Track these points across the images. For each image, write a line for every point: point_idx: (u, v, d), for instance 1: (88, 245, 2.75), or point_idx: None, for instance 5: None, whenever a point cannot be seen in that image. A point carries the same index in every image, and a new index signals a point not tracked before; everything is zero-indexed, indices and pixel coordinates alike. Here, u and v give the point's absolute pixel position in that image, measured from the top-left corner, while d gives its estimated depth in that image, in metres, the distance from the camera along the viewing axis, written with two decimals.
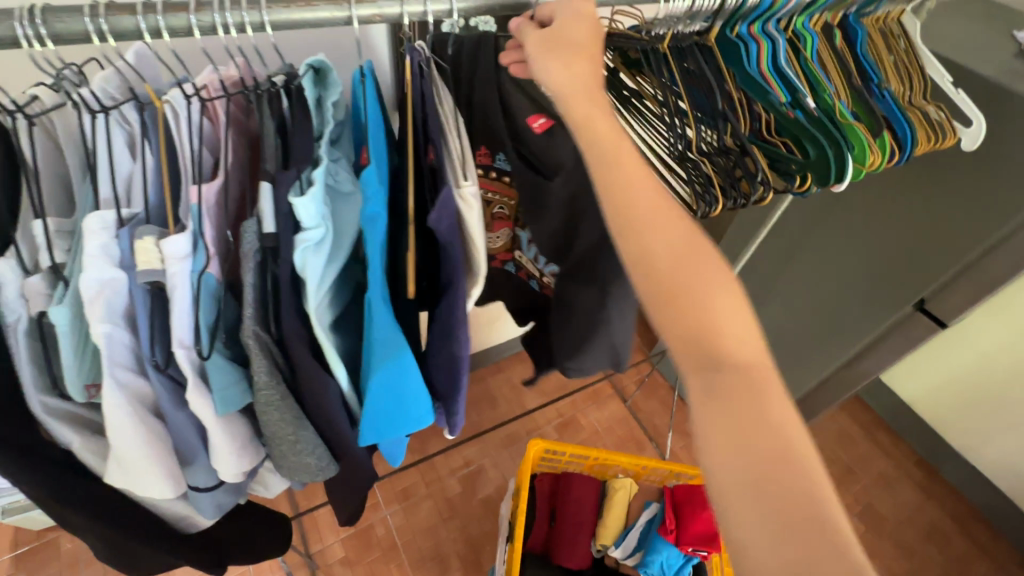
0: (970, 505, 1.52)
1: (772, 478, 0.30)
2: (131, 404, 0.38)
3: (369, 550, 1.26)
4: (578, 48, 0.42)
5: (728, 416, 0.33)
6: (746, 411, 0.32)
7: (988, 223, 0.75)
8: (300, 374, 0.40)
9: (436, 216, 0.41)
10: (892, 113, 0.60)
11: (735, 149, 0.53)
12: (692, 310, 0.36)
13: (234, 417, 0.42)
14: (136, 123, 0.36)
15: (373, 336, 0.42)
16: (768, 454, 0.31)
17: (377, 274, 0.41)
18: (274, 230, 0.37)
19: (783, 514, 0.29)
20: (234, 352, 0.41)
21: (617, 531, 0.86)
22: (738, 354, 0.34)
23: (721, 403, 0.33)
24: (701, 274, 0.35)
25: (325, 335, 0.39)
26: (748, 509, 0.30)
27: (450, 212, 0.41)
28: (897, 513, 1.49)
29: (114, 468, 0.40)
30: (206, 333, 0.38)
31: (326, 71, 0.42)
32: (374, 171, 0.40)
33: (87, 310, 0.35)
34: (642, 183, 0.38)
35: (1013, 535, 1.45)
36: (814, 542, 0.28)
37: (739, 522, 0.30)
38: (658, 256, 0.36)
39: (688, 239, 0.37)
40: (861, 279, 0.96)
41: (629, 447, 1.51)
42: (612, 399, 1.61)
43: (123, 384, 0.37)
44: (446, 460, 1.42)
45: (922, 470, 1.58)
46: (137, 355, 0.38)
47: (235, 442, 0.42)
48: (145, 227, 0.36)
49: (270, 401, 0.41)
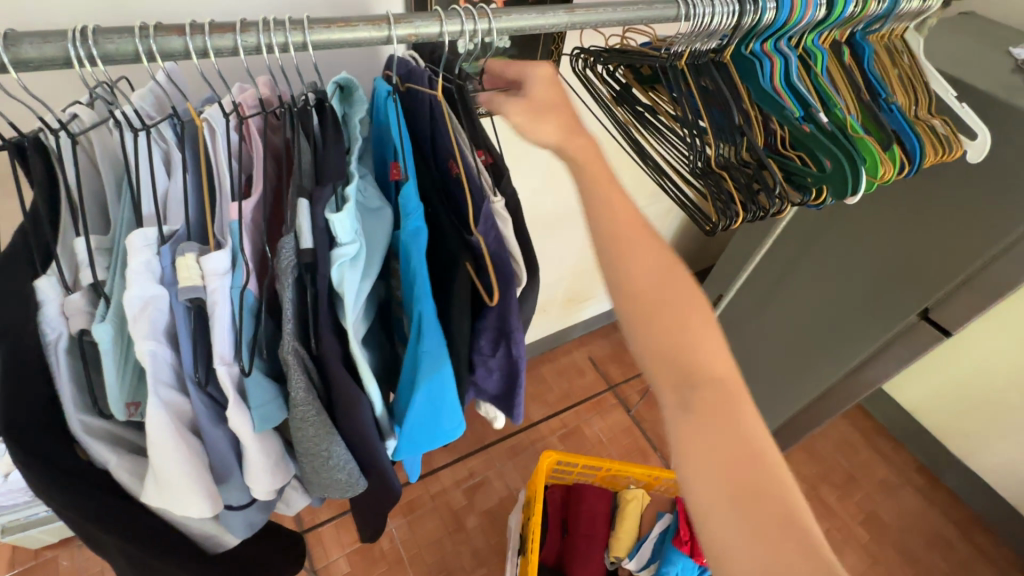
0: (971, 511, 1.53)
1: (750, 491, 0.34)
2: (173, 422, 0.38)
3: (375, 565, 1.24)
4: (547, 109, 0.47)
5: (709, 432, 0.36)
6: (726, 427, 0.36)
7: (993, 233, 0.77)
8: (336, 391, 0.40)
9: (484, 229, 0.44)
10: (901, 127, 0.61)
11: (752, 163, 0.55)
12: (689, 329, 0.40)
13: (269, 435, 0.42)
14: (173, 141, 0.37)
15: (421, 348, 0.44)
16: (743, 459, 0.35)
17: (424, 288, 0.42)
18: (311, 246, 0.36)
19: (760, 523, 0.33)
20: (269, 367, 0.41)
21: (630, 543, 0.86)
22: (710, 371, 0.38)
23: (702, 420, 0.36)
24: (680, 298, 0.41)
25: (358, 349, 0.40)
26: (730, 518, 0.33)
27: (496, 226, 0.44)
28: (900, 521, 1.49)
29: (152, 487, 0.39)
30: (246, 350, 0.38)
31: (352, 88, 0.44)
32: (412, 186, 0.42)
33: (131, 327, 0.35)
34: (628, 221, 0.44)
35: (1015, 541, 1.46)
36: (784, 547, 0.32)
37: (719, 533, 0.34)
38: (640, 283, 0.41)
39: (665, 268, 0.42)
40: (866, 288, 0.97)
41: (634, 457, 1.51)
42: (615, 409, 1.61)
43: (166, 402, 0.37)
44: (450, 472, 1.41)
45: (923, 477, 1.59)
46: (178, 372, 0.38)
47: (271, 460, 0.42)
48: (185, 244, 0.36)
49: (305, 418, 0.40)
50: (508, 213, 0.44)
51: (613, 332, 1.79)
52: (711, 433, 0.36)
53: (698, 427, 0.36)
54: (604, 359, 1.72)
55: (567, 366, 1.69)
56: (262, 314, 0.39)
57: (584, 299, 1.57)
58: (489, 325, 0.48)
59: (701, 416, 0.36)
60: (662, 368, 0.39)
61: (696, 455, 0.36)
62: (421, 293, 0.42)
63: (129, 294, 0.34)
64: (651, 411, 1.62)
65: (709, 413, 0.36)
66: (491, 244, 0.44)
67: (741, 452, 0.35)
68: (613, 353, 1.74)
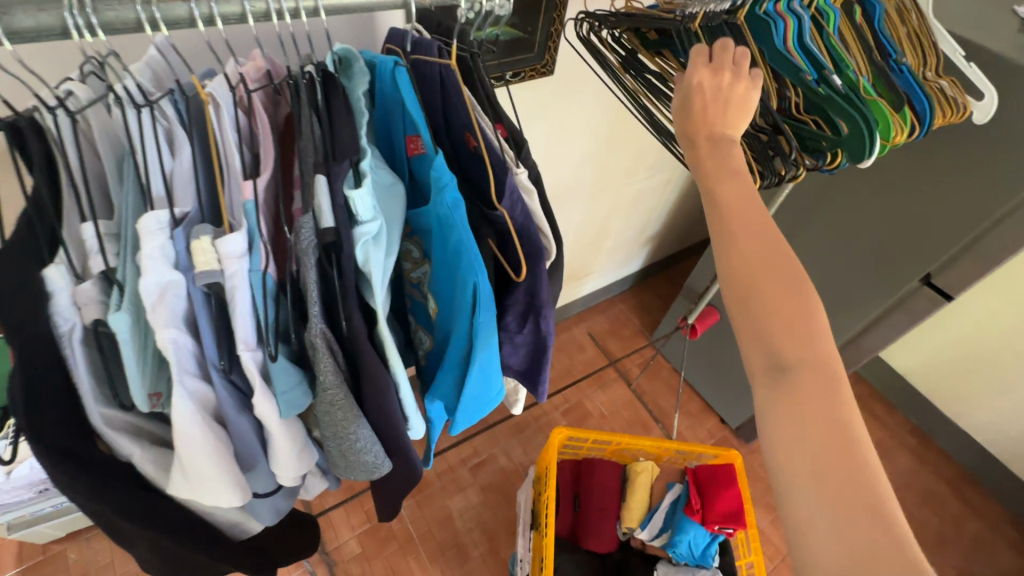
0: (963, 469, 1.57)
1: (832, 474, 0.36)
2: (199, 412, 0.37)
3: (386, 544, 1.26)
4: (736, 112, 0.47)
5: (804, 430, 0.37)
6: (817, 412, 0.38)
7: (998, 195, 0.77)
8: (364, 373, 0.39)
9: (509, 202, 0.43)
10: (912, 88, 0.60)
11: (767, 128, 0.54)
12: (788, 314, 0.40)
13: (295, 421, 0.41)
14: (175, 117, 0.35)
15: (477, 324, 0.44)
16: (831, 445, 0.36)
17: (479, 261, 0.41)
18: (332, 223, 0.35)
19: (839, 502, 0.35)
20: (292, 352, 0.40)
21: (642, 513, 0.87)
22: (808, 354, 0.39)
23: (793, 401, 0.38)
24: (780, 283, 0.41)
25: (386, 329, 0.39)
26: (810, 496, 0.36)
27: (521, 198, 0.43)
28: (895, 480, 1.53)
29: (180, 480, 0.39)
30: (271, 334, 0.37)
31: (350, 60, 0.43)
32: (443, 158, 0.40)
33: (151, 316, 0.33)
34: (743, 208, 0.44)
35: (1004, 495, 1.51)
36: (863, 526, 0.34)
37: (801, 507, 0.36)
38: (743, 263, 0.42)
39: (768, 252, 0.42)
40: (868, 254, 0.97)
41: (636, 429, 1.53)
42: (616, 383, 1.62)
43: (192, 392, 0.36)
44: (456, 451, 1.42)
45: (916, 437, 1.63)
46: (201, 361, 0.37)
47: (298, 445, 0.42)
48: (200, 227, 0.34)
49: (333, 401, 0.40)
50: (531, 185, 0.44)
51: (611, 307, 1.79)
52: (809, 422, 0.37)
53: (791, 411, 0.38)
54: (603, 334, 1.72)
55: (567, 342, 1.69)
56: (287, 298, 0.38)
57: (584, 275, 1.57)
58: (517, 300, 0.48)
59: (795, 401, 0.38)
60: (755, 350, 0.41)
61: (786, 439, 0.38)
62: (466, 269, 0.42)
63: (146, 280, 0.32)
64: (651, 384, 1.63)
65: (810, 402, 0.38)
66: (517, 217, 0.43)
67: (839, 446, 0.36)
68: (612, 328, 1.74)
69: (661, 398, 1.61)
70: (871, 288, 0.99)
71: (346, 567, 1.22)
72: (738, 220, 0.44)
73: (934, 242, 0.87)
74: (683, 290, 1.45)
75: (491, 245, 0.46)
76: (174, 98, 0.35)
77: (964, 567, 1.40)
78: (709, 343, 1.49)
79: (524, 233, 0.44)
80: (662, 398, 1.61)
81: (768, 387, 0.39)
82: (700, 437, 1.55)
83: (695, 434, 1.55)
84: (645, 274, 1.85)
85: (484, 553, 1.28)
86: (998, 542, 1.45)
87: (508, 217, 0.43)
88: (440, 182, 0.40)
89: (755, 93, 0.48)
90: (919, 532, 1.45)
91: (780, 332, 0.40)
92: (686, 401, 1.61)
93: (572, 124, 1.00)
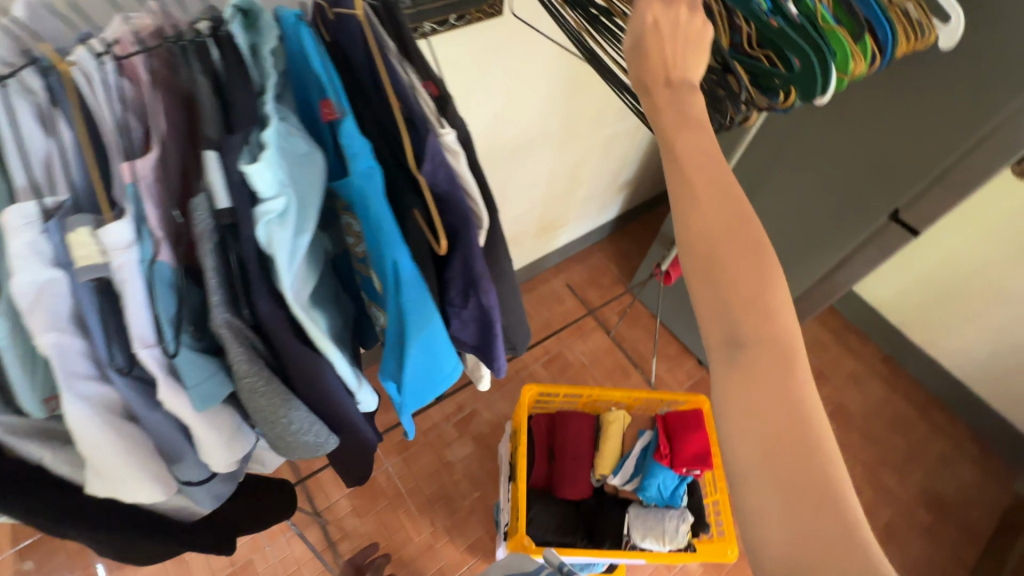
0: (930, 393, 1.63)
1: (783, 453, 0.35)
2: (100, 414, 0.41)
3: (376, 500, 1.30)
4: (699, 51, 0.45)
5: (758, 409, 0.37)
6: (772, 389, 0.37)
7: (967, 125, 0.75)
8: (285, 357, 0.39)
9: (430, 167, 0.40)
10: (874, 15, 0.56)
11: (717, 66, 0.50)
12: (744, 281, 0.39)
13: (212, 414, 0.45)
14: (41, 90, 0.34)
15: (403, 301, 0.43)
16: (784, 422, 0.36)
17: (394, 238, 0.40)
18: (227, 203, 0.34)
19: (788, 483, 0.35)
20: (202, 341, 0.43)
21: (615, 461, 0.90)
22: (770, 328, 0.37)
23: (749, 377, 0.37)
24: (740, 249, 0.39)
25: (305, 313, 0.38)
26: (762, 476, 0.36)
27: (444, 161, 0.40)
28: (865, 407, 1.60)
29: (96, 479, 0.44)
30: (168, 327, 0.39)
31: (255, 12, 0.39)
32: (350, 124, 0.39)
33: (31, 320, 0.36)
34: (699, 167, 0.42)
35: (967, 415, 1.58)
36: (816, 505, 0.34)
37: (753, 488, 0.36)
38: (701, 230, 0.40)
39: (730, 216, 0.40)
40: (838, 190, 0.96)
41: (615, 375, 1.56)
42: (596, 331, 1.64)
43: (85, 397, 0.40)
44: (440, 407, 1.44)
45: (887, 365, 1.68)
46: (96, 361, 0.41)
47: (220, 436, 0.46)
48: (76, 218, 0.36)
49: (254, 388, 0.39)
50: (458, 147, 0.41)
51: (589, 256, 1.78)
52: (764, 400, 0.37)
53: (747, 388, 0.37)
54: (582, 284, 1.72)
55: (546, 294, 1.69)
56: (183, 287, 0.40)
57: (558, 226, 1.54)
58: (456, 275, 0.46)
59: (750, 379, 0.37)
60: (713, 322, 0.39)
61: (743, 417, 0.37)
62: (387, 245, 0.40)
63: (19, 285, 0.35)
64: (631, 330, 1.65)
65: (765, 379, 0.37)
66: (440, 183, 0.41)
67: (793, 426, 0.36)
68: (590, 277, 1.74)
69: (640, 343, 1.63)
70: (841, 226, 0.98)
71: (340, 524, 1.26)
72: (700, 176, 0.41)
73: (903, 176, 0.85)
74: (658, 235, 1.44)
75: (422, 216, 0.43)
76: (39, 69, 0.34)
77: (927, 483, 1.48)
78: (685, 288, 1.49)
79: (453, 202, 0.42)
80: (642, 343, 1.63)
81: (725, 362, 0.38)
82: (678, 378, 1.58)
83: (674, 376, 1.58)
84: (623, 220, 1.83)
85: (472, 502, 1.33)
86: (960, 458, 1.53)
87: (430, 181, 0.40)
88: (352, 150, 0.38)
89: (711, 30, 0.44)
90: (886, 454, 1.52)
91: (741, 308, 0.38)
92: (664, 345, 1.63)
93: (527, 73, 0.94)
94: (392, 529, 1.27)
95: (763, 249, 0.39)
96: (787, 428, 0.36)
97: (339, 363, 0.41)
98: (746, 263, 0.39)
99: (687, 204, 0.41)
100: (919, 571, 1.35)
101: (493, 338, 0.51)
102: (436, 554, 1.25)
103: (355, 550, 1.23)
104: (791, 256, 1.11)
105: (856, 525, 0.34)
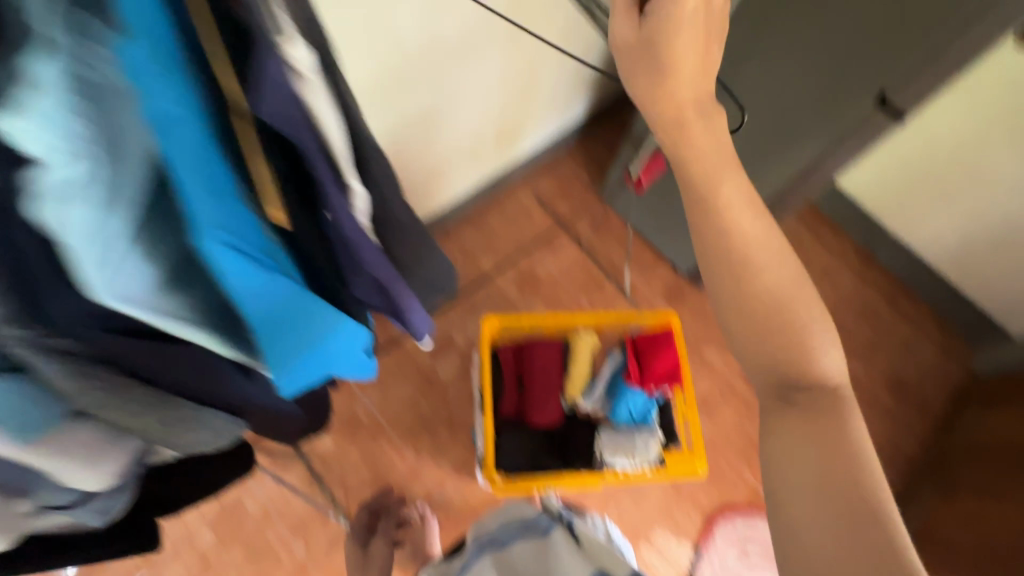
0: (900, 280, 1.65)
1: (831, 482, 0.50)
2: None
3: (356, 433, 1.30)
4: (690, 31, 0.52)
5: (815, 450, 0.52)
6: (827, 444, 0.52)
7: None
8: (115, 341, 0.41)
9: (268, 104, 0.31)
10: None
11: None
12: (774, 299, 0.55)
13: (42, 455, 0.46)
14: None
15: (239, 289, 0.40)
16: (834, 474, 0.50)
17: (198, 193, 0.33)
18: None
19: (842, 513, 0.48)
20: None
21: (584, 384, 0.88)
22: (790, 334, 0.55)
23: (805, 445, 0.53)
24: (779, 267, 0.56)
25: (126, 306, 0.36)
26: (820, 505, 0.49)
27: (284, 96, 0.31)
28: (835, 299, 1.61)
29: None
30: None
31: None
32: (133, 46, 0.27)
33: None
34: (738, 219, 0.56)
35: (932, 298, 1.62)
36: (866, 540, 0.47)
37: (810, 513, 0.49)
38: (748, 262, 0.55)
39: (767, 254, 0.56)
40: (822, 76, 0.86)
41: (589, 288, 1.53)
42: (568, 245, 1.57)
43: None
44: (411, 336, 1.41)
45: (860, 256, 1.67)
46: None
47: (61, 469, 0.48)
48: None
49: (97, 387, 0.44)
50: (308, 69, 0.31)
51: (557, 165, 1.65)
52: (811, 452, 0.52)
53: (804, 435, 0.53)
54: (550, 196, 1.62)
55: (513, 210, 1.59)
56: None
57: (520, 133, 1.41)
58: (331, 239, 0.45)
59: (807, 423, 0.53)
60: (749, 344, 0.57)
61: (797, 472, 0.52)
62: (204, 209, 0.34)
63: None
64: (603, 241, 1.59)
65: (818, 435, 0.53)
66: (278, 120, 0.32)
67: (837, 468, 0.51)
68: (559, 188, 1.63)
69: (614, 254, 1.57)
70: (822, 117, 0.90)
71: (323, 458, 1.26)
72: (725, 192, 0.57)
73: (895, 54, 0.76)
74: (628, 138, 1.32)
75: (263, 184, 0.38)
76: None
77: (890, 368, 1.54)
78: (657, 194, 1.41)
79: (312, 162, 0.37)
80: (615, 253, 1.58)
81: (779, 415, 0.56)
82: (652, 286, 1.56)
83: (648, 285, 1.56)
84: (591, 122, 1.68)
85: (453, 424, 1.34)
86: (923, 341, 1.59)
87: (270, 121, 0.32)
88: (135, 82, 0.28)
89: None
90: (853, 342, 1.56)
91: (761, 338, 0.56)
92: (637, 253, 1.59)
93: None
94: (376, 460, 1.29)
95: (793, 274, 0.56)
96: (839, 470, 0.50)
97: (197, 336, 0.43)
98: (776, 283, 0.56)
99: (733, 265, 0.55)
100: (877, 446, 1.45)
101: (383, 297, 0.54)
102: (421, 478, 1.29)
103: (341, 482, 1.25)
104: (767, 153, 1.03)
105: (895, 532, 0.48)
